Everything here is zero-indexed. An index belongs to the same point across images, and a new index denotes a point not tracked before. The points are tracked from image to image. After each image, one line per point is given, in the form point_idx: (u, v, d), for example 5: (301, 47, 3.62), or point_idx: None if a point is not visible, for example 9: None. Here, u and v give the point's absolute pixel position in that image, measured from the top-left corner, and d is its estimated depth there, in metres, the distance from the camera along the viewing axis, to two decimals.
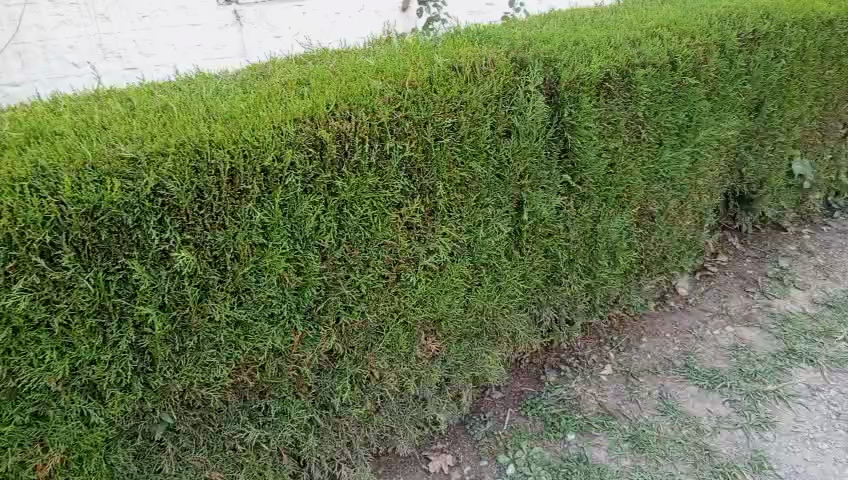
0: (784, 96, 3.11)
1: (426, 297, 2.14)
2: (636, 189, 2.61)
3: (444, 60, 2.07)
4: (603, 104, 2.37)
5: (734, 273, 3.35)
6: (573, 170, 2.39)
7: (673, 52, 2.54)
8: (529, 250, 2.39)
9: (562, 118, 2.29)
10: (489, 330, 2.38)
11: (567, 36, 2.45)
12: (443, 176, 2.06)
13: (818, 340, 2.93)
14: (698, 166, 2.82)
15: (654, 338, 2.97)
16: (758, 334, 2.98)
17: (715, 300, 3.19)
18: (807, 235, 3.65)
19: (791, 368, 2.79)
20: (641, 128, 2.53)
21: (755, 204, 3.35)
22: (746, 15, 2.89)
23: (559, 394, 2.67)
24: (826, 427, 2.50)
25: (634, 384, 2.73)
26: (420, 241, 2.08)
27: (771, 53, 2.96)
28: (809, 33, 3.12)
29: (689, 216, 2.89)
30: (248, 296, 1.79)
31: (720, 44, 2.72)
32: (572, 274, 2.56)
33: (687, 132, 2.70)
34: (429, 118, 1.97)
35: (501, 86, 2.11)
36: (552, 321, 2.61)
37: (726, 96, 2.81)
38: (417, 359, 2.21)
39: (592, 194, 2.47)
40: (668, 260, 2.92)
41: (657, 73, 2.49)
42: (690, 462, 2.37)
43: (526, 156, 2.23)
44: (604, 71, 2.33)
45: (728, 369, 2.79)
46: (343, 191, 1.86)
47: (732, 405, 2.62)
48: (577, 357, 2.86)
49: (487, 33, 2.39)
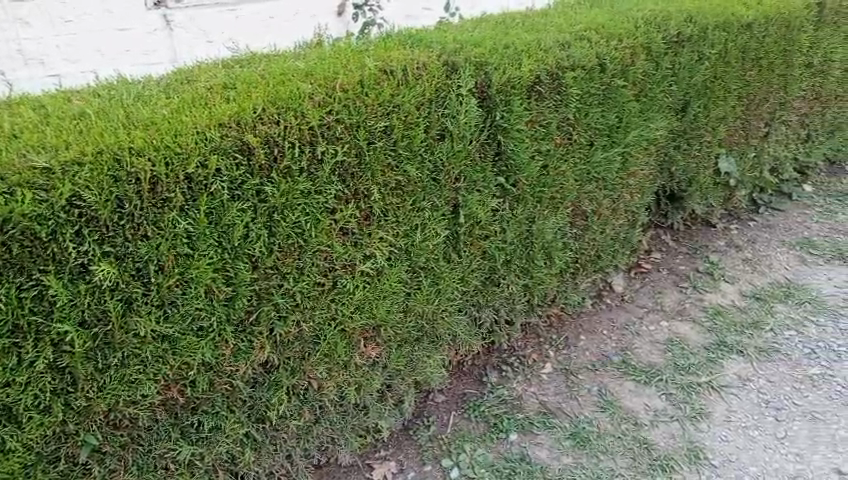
0: (709, 96, 3.22)
1: (364, 302, 2.11)
2: (570, 190, 2.65)
3: (375, 63, 2.05)
4: (534, 106, 2.40)
5: (667, 270, 3.42)
6: (508, 172, 2.41)
7: (601, 55, 2.60)
8: (467, 253, 2.39)
9: (495, 121, 2.30)
10: (429, 335, 2.36)
11: (499, 39, 2.45)
12: (377, 180, 2.03)
13: (747, 331, 3.04)
14: (629, 166, 2.88)
15: (592, 336, 3.00)
16: (691, 328, 3.07)
17: (650, 296, 3.25)
18: (735, 230, 3.77)
19: (722, 359, 2.88)
20: (572, 129, 2.57)
21: (685, 202, 3.44)
22: (671, 17, 2.97)
23: (501, 395, 2.67)
24: (757, 415, 2.61)
25: (574, 382, 2.76)
26: (356, 246, 2.05)
27: (695, 55, 3.06)
28: (730, 35, 3.23)
29: (621, 215, 2.95)
30: (176, 308, 1.73)
31: (647, 46, 2.79)
32: (510, 274, 2.58)
33: (617, 133, 2.76)
34: (361, 122, 1.95)
35: (433, 89, 2.11)
36: (492, 322, 2.62)
37: (654, 97, 2.89)
38: (356, 367, 2.17)
39: (526, 196, 2.50)
40: (603, 258, 2.97)
41: (586, 76, 2.55)
42: (630, 456, 2.43)
43: (460, 159, 2.23)
44: (535, 74, 2.36)
45: (663, 363, 2.86)
46: (273, 197, 1.81)
47: (668, 398, 2.69)
48: (518, 357, 2.85)
49: (419, 36, 2.36)
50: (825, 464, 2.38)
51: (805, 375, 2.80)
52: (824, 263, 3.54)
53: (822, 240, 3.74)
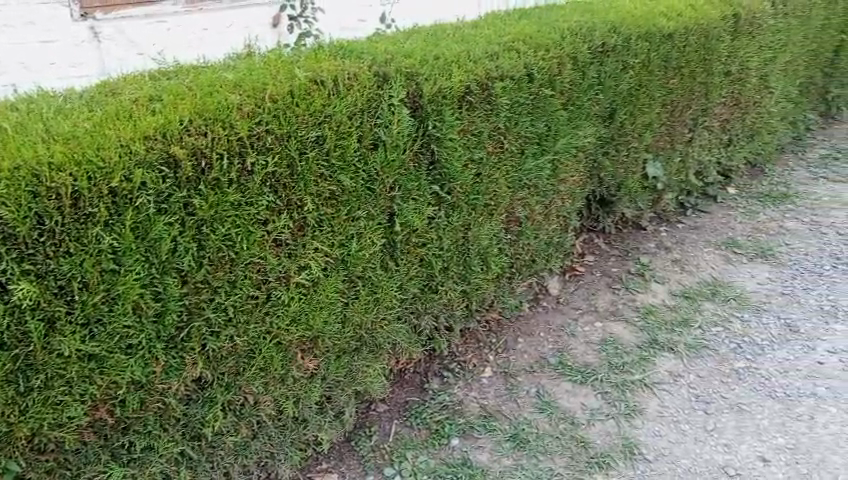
0: (634, 104, 3.34)
1: (300, 314, 2.09)
2: (503, 197, 2.70)
3: (305, 73, 2.04)
4: (465, 115, 2.44)
5: (601, 272, 3.52)
6: (442, 181, 2.44)
7: (529, 65, 2.67)
8: (404, 261, 2.40)
9: (427, 131, 2.33)
10: (368, 344, 2.35)
11: (428, 49, 2.48)
12: (310, 190, 2.02)
13: (677, 329, 3.16)
14: (559, 172, 2.96)
15: (530, 338, 3.06)
16: (624, 328, 3.16)
17: (584, 298, 3.34)
18: (664, 232, 3.92)
19: (654, 357, 2.98)
20: (503, 138, 2.63)
21: (615, 206, 3.56)
22: (595, 28, 3.07)
23: (442, 401, 2.70)
24: (687, 410, 2.71)
25: (513, 385, 2.81)
26: (290, 257, 2.03)
27: (620, 64, 3.17)
28: (652, 45, 3.36)
29: (554, 220, 3.03)
30: (102, 326, 1.68)
31: (572, 56, 2.88)
32: (448, 281, 2.60)
33: (547, 141, 2.84)
34: (291, 133, 1.94)
35: (364, 99, 2.11)
36: (431, 330, 2.64)
37: (581, 106, 2.98)
38: (294, 380, 2.15)
39: (461, 204, 2.53)
40: (538, 262, 3.03)
41: (514, 86, 2.61)
42: (568, 455, 2.49)
43: (394, 168, 2.24)
44: (465, 84, 2.41)
45: (598, 362, 2.94)
46: (201, 210, 1.79)
47: (603, 396, 2.76)
48: (459, 362, 2.88)
49: (350, 47, 2.37)
50: (751, 453, 2.48)
51: (731, 369, 2.92)
52: (747, 262, 3.71)
53: (745, 240, 3.92)
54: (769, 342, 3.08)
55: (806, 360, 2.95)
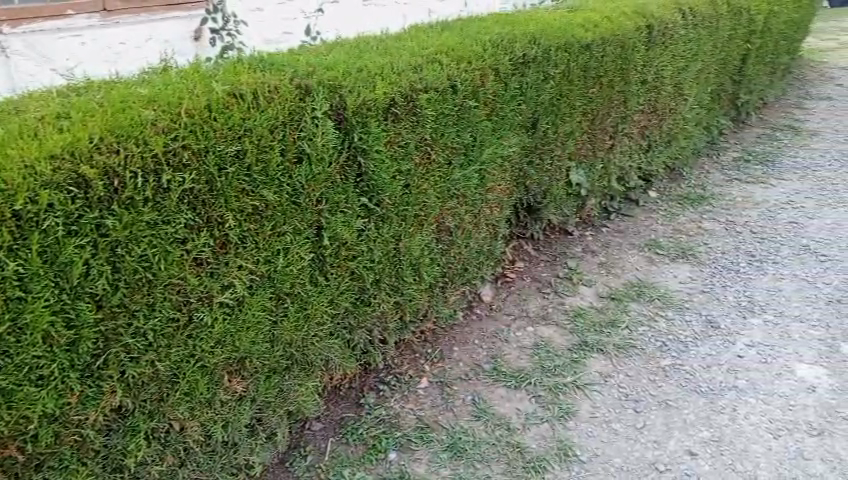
0: (556, 113, 3.42)
1: (226, 335, 2.03)
2: (433, 207, 2.71)
3: (224, 87, 1.99)
4: (391, 127, 2.43)
5: (531, 278, 3.59)
6: (370, 193, 2.41)
7: (453, 77, 2.68)
8: (334, 275, 2.35)
9: (353, 143, 2.30)
10: (300, 362, 2.30)
11: (351, 61, 2.45)
12: (232, 206, 1.96)
13: (605, 330, 3.24)
14: (486, 181, 2.99)
15: (464, 346, 3.08)
16: (555, 332, 3.22)
17: (516, 304, 3.39)
18: (590, 236, 4.04)
19: (585, 358, 3.04)
20: (430, 149, 2.63)
21: (542, 213, 3.64)
22: (516, 40, 3.11)
23: (378, 415, 2.67)
24: (618, 409, 2.77)
25: (449, 394, 2.81)
26: (213, 276, 1.96)
27: (541, 75, 3.23)
28: (571, 56, 3.43)
29: (483, 228, 3.06)
30: (9, 358, 1.58)
31: (495, 67, 2.92)
32: (380, 293, 2.57)
33: (473, 151, 2.87)
34: (210, 148, 1.88)
35: (286, 112, 2.07)
36: (365, 343, 2.61)
37: (504, 116, 3.03)
38: (222, 403, 2.08)
39: (391, 215, 2.51)
40: (469, 271, 3.05)
41: (439, 98, 2.62)
42: (504, 461, 2.50)
43: (320, 182, 2.20)
44: (389, 97, 2.39)
45: (532, 366, 2.98)
46: (115, 231, 1.71)
47: (537, 400, 2.80)
48: (395, 375, 2.86)
49: (271, 61, 2.32)
50: (679, 448, 2.55)
51: (658, 367, 3.01)
52: (670, 262, 3.86)
53: (666, 241, 4.07)
54: (692, 339, 3.19)
55: (727, 354, 3.07)
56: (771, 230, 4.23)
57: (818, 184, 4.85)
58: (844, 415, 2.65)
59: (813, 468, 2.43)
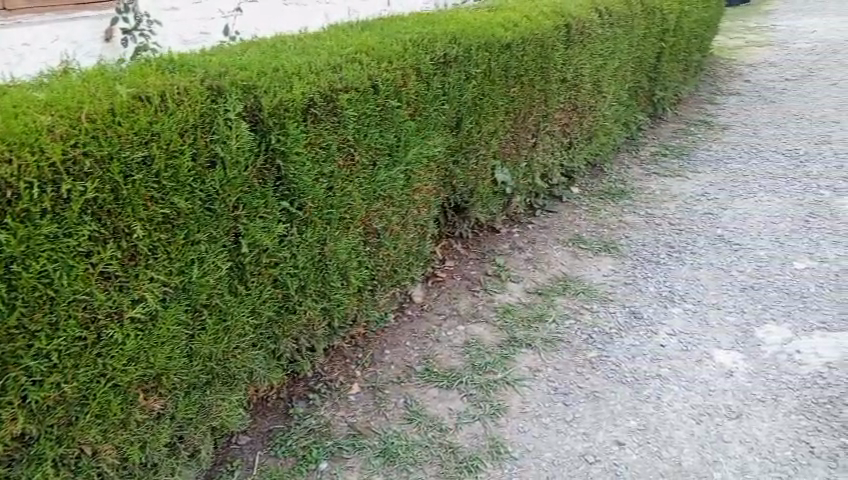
0: (478, 113, 3.43)
1: (139, 352, 1.92)
2: (359, 209, 2.64)
3: (128, 90, 1.89)
4: (311, 129, 2.35)
5: (461, 276, 3.61)
6: (291, 196, 2.32)
7: (374, 77, 2.62)
8: (255, 284, 2.26)
9: (271, 145, 2.21)
10: (221, 375, 2.21)
11: (266, 62, 2.37)
12: (139, 215, 1.86)
13: (534, 326, 3.27)
14: (412, 182, 2.96)
15: (395, 349, 3.05)
16: (485, 329, 3.24)
17: (447, 303, 3.40)
18: (517, 233, 4.09)
19: (515, 355, 3.06)
20: (353, 150, 2.56)
21: (469, 212, 3.66)
22: (437, 39, 3.08)
23: (308, 425, 2.61)
24: (548, 403, 2.79)
25: (381, 398, 2.77)
26: (122, 290, 1.86)
27: (462, 74, 3.22)
28: (492, 55, 3.44)
29: (411, 229, 3.03)
30: None
31: (416, 67, 2.88)
32: (306, 300, 2.49)
33: (398, 152, 2.82)
34: (113, 154, 1.77)
35: (196, 115, 1.97)
36: (292, 352, 2.53)
37: (428, 116, 3.00)
38: (138, 423, 1.97)
39: (314, 219, 2.43)
40: (399, 272, 3.01)
41: (360, 99, 2.55)
42: (437, 463, 2.48)
43: (236, 187, 2.11)
44: (308, 97, 2.31)
45: (463, 366, 2.98)
46: (9, 246, 1.59)
47: (469, 399, 2.79)
48: (325, 382, 2.81)
49: (180, 62, 2.21)
50: (607, 439, 2.58)
51: (585, 359, 3.05)
52: (594, 256, 3.95)
53: (590, 236, 4.16)
54: (617, 330, 3.26)
55: (650, 343, 3.15)
56: (688, 222, 4.39)
57: (729, 176, 5.06)
58: (759, 398, 2.76)
59: (733, 450, 2.49)
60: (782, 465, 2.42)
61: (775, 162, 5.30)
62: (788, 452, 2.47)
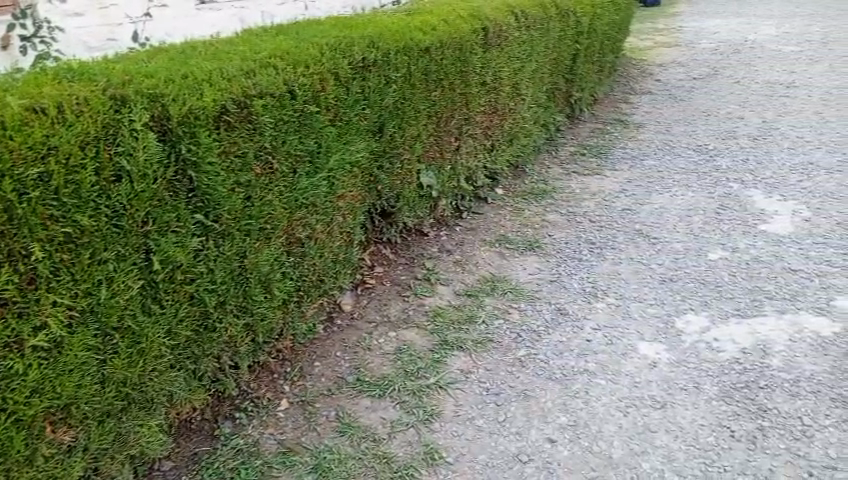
0: (400, 117, 3.40)
1: (44, 382, 1.79)
2: (280, 219, 2.56)
3: (20, 101, 1.75)
4: (225, 137, 2.25)
5: (390, 282, 3.58)
6: (206, 208, 2.22)
7: (290, 82, 2.53)
8: (170, 302, 2.15)
9: (181, 156, 2.11)
10: (138, 401, 2.10)
11: (174, 69, 2.26)
12: (37, 236, 1.73)
13: (464, 327, 3.27)
14: (336, 189, 2.89)
15: (326, 360, 2.99)
16: (416, 334, 3.21)
17: (377, 311, 3.36)
18: (444, 236, 4.11)
19: (446, 358, 3.05)
20: (271, 158, 2.47)
21: (396, 217, 3.64)
22: (354, 43, 3.02)
23: (236, 445, 2.51)
24: (480, 405, 2.78)
25: (311, 412, 2.70)
26: (20, 318, 1.73)
27: (383, 79, 3.17)
28: (411, 60, 3.40)
29: (337, 237, 2.97)
30: None
31: (334, 72, 2.81)
32: (227, 316, 2.39)
33: (319, 158, 2.74)
34: (6, 171, 1.64)
35: (97, 126, 1.86)
36: (214, 371, 2.43)
37: (349, 121, 2.94)
38: (46, 458, 1.84)
39: (232, 231, 2.33)
40: (326, 282, 2.95)
41: (276, 105, 2.46)
42: (371, 474, 2.42)
43: (145, 201, 2.00)
44: (220, 104, 2.21)
45: (394, 373, 2.94)
46: None
47: (401, 406, 2.75)
48: (252, 400, 2.72)
49: (80, 70, 2.08)
50: (540, 437, 2.60)
51: (515, 358, 3.07)
52: (520, 255, 3.99)
53: (515, 236, 4.21)
54: (545, 327, 3.30)
55: (577, 339, 3.21)
56: (607, 218, 4.51)
57: (645, 173, 5.24)
58: (682, 386, 2.85)
59: (659, 440, 2.56)
60: (705, 450, 2.49)
61: (687, 158, 5.52)
62: (711, 438, 2.55)
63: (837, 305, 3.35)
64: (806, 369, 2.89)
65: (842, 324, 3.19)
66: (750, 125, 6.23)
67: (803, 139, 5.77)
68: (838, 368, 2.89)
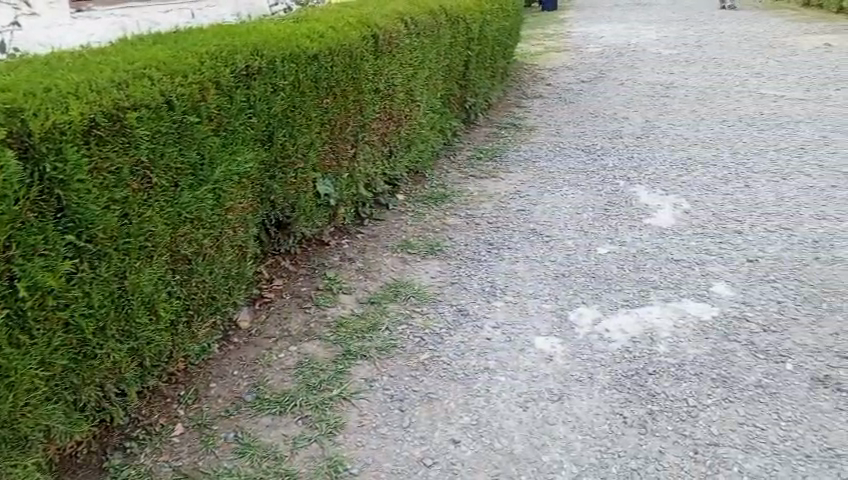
0: (291, 125, 3.33)
1: None
2: (162, 235, 2.44)
3: None
4: (96, 152, 2.13)
5: (290, 294, 3.52)
6: (77, 228, 2.09)
7: (166, 92, 2.42)
8: (41, 331, 2.01)
9: (46, 174, 1.97)
10: (10, 439, 1.94)
11: (35, 83, 2.13)
12: None
13: (367, 335, 3.25)
14: (224, 202, 2.80)
15: (222, 380, 2.90)
16: (317, 346, 3.16)
17: (276, 325, 3.30)
18: (346, 245, 4.09)
19: (349, 368, 3.02)
20: (149, 173, 2.36)
21: (292, 227, 3.58)
22: (237, 51, 2.94)
23: (127, 476, 2.38)
24: (384, 412, 2.77)
25: (208, 435, 2.60)
26: None
27: (269, 86, 3.10)
28: (299, 66, 3.34)
29: (228, 251, 2.88)
30: None
31: (215, 80, 2.71)
32: (108, 341, 2.26)
33: (203, 171, 2.64)
34: None
35: None
36: (97, 400, 2.29)
37: (234, 131, 2.85)
38: None
39: (108, 251, 2.21)
40: (217, 299, 2.85)
41: (152, 116, 2.35)
42: None
43: (7, 224, 1.85)
44: (88, 118, 2.09)
45: (296, 387, 2.88)
46: None
47: (304, 421, 2.70)
48: (144, 427, 2.60)
49: None
50: (444, 439, 2.61)
51: (419, 362, 3.08)
52: (421, 259, 4.02)
53: (416, 240, 4.24)
54: (447, 329, 3.33)
55: (478, 339, 3.26)
56: (504, 218, 4.63)
57: (539, 174, 5.43)
58: (577, 377, 2.95)
59: (557, 432, 2.64)
60: (600, 438, 2.59)
61: (577, 158, 5.75)
62: (605, 425, 2.66)
63: (715, 291, 3.58)
64: (688, 352, 3.07)
65: (719, 308, 3.41)
66: (633, 124, 6.58)
67: (681, 137, 6.14)
68: (717, 349, 3.09)
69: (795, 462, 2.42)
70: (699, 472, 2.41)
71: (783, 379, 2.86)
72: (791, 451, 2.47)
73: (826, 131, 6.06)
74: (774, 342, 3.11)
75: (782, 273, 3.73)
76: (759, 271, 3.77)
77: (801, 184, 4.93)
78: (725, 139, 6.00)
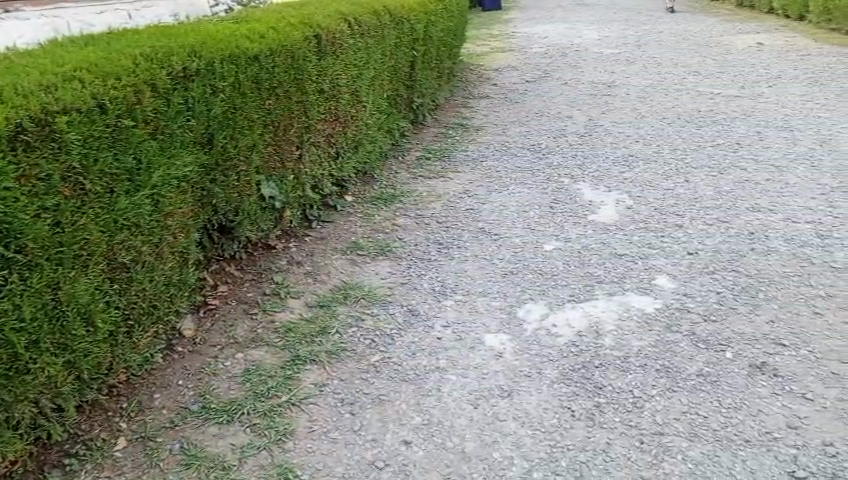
0: (232, 127, 3.26)
1: None
2: (97, 243, 2.36)
3: None
4: (23, 158, 2.04)
5: (236, 300, 3.46)
6: (5, 239, 2.00)
7: (98, 95, 2.34)
8: None
9: None
10: None
11: None
12: None
13: (316, 340, 3.21)
14: (163, 207, 2.72)
15: (167, 390, 2.83)
16: (265, 352, 3.11)
17: (222, 332, 3.23)
18: (293, 248, 4.04)
19: (298, 373, 2.98)
20: (82, 179, 2.27)
21: (236, 232, 3.51)
22: (173, 52, 2.86)
23: None
24: (335, 417, 2.74)
25: (152, 448, 2.52)
26: None
27: (207, 88, 3.03)
28: (240, 67, 3.28)
29: (168, 258, 2.80)
30: None
31: (151, 83, 2.63)
32: (42, 355, 2.17)
33: (140, 176, 2.57)
34: None
35: None
36: (32, 417, 2.20)
37: (172, 134, 2.77)
38: None
39: (39, 261, 2.12)
40: (158, 308, 2.77)
41: (84, 120, 2.27)
42: None
43: None
44: (14, 123, 2.01)
45: (244, 395, 2.82)
46: None
47: (252, 429, 2.65)
48: (84, 443, 2.51)
49: None
50: (395, 441, 2.60)
51: (369, 365, 3.06)
52: (371, 260, 4.00)
53: (365, 242, 4.22)
54: (397, 330, 3.32)
55: (428, 339, 3.26)
56: (453, 218, 4.65)
57: (486, 173, 5.47)
58: (526, 373, 2.98)
59: (507, 428, 2.66)
60: (550, 433, 2.63)
61: (523, 157, 5.82)
62: (554, 420, 2.69)
63: (658, 284, 3.67)
64: (633, 345, 3.14)
65: (662, 301, 3.50)
66: (577, 123, 6.70)
67: (623, 134, 6.28)
68: (661, 341, 3.17)
69: (735, 447, 2.50)
70: (645, 461, 2.46)
71: (723, 367, 2.96)
72: (732, 437, 2.55)
73: (760, 127, 6.29)
74: (715, 332, 3.21)
75: (721, 264, 3.85)
76: (698, 263, 3.88)
77: (737, 178, 5.11)
78: (665, 136, 6.17)
